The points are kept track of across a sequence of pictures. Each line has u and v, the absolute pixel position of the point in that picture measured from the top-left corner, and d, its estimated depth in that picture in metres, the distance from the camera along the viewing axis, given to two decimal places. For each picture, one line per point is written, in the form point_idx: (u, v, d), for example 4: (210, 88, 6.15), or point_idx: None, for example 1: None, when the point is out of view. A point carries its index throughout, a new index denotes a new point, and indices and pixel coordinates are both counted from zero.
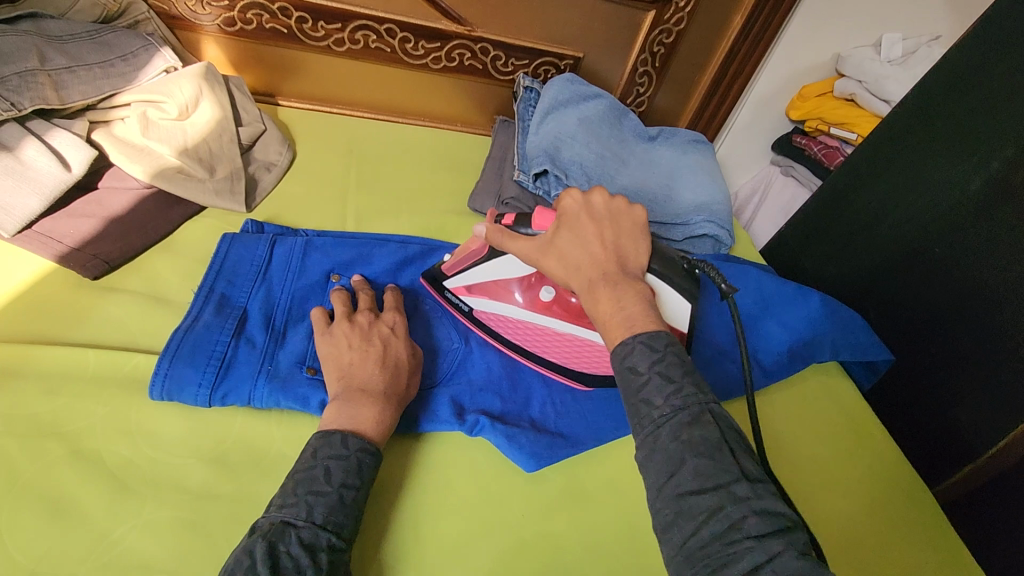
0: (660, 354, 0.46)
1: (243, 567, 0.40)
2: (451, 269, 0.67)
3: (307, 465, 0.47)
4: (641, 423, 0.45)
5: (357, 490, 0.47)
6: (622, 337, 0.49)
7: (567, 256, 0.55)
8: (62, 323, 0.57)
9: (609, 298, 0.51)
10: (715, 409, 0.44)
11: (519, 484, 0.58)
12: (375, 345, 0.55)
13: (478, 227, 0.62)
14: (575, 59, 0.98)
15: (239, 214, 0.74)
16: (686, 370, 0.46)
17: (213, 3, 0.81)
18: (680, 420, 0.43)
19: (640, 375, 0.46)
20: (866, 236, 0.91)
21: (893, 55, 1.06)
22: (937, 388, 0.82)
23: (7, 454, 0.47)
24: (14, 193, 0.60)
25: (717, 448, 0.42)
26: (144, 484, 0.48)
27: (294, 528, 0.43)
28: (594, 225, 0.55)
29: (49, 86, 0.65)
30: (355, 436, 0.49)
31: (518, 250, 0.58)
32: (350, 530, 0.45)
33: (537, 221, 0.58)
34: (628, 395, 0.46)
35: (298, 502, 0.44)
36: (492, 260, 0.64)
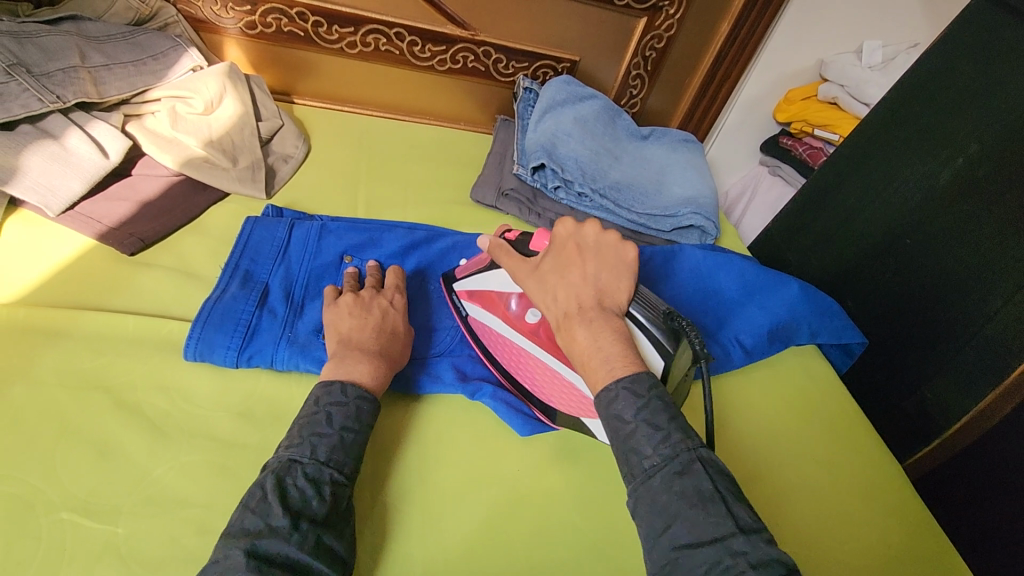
0: (644, 400, 0.50)
1: (256, 497, 0.46)
2: (461, 275, 0.70)
3: (311, 411, 0.52)
4: (633, 473, 0.49)
5: (356, 432, 0.53)
6: (605, 383, 0.52)
7: (550, 285, 0.58)
8: (104, 293, 0.63)
9: (584, 333, 0.54)
10: (703, 455, 0.48)
11: (515, 444, 0.64)
12: (374, 314, 0.61)
13: (483, 238, 0.67)
14: (572, 62, 1.04)
15: (258, 200, 0.80)
16: (670, 415, 0.50)
17: (236, 8, 0.88)
18: (670, 469, 0.47)
19: (626, 424, 0.50)
20: (843, 229, 0.97)
21: (873, 61, 1.13)
22: (909, 370, 0.87)
23: (60, 402, 0.53)
24: (60, 177, 0.67)
25: (708, 498, 0.45)
26: (181, 432, 0.54)
27: (300, 464, 0.49)
28: (578, 256, 0.58)
29: (89, 81, 0.71)
30: (353, 385, 0.54)
31: (508, 265, 0.63)
32: (351, 467, 0.51)
33: (535, 242, 0.63)
34: (618, 443, 0.51)
35: (302, 443, 0.50)
36: (493, 269, 0.67)
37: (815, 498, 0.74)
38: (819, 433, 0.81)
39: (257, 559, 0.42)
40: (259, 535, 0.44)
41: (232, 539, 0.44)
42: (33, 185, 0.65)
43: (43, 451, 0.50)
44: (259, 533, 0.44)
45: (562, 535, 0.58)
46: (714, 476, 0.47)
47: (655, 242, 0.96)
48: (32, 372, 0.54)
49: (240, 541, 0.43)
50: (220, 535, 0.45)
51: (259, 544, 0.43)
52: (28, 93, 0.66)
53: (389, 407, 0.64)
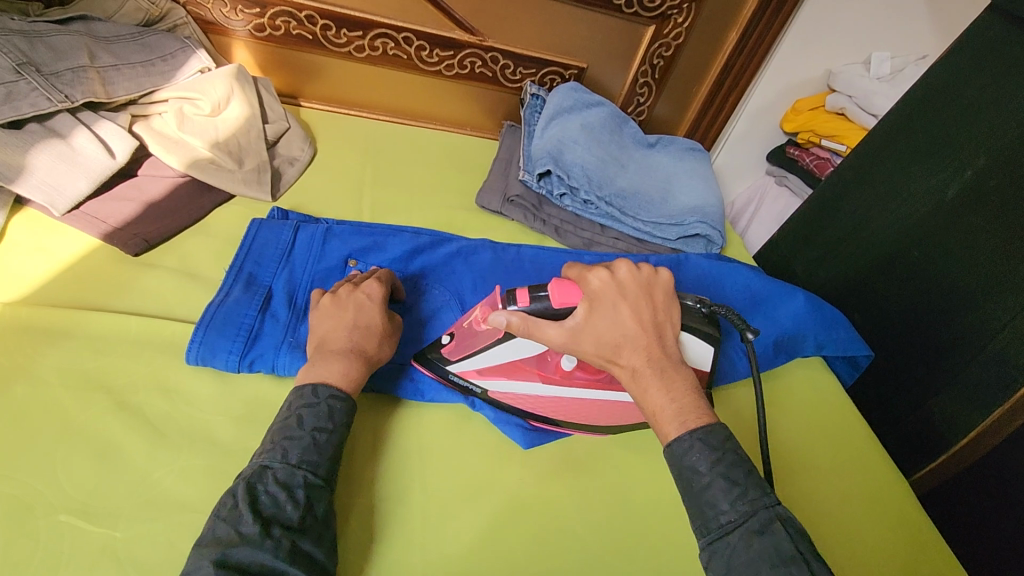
0: (720, 453, 0.50)
1: (227, 506, 0.46)
2: (454, 356, 0.62)
3: (283, 416, 0.52)
4: (707, 526, 0.48)
5: (331, 431, 0.52)
6: (677, 433, 0.52)
7: (606, 339, 0.55)
8: (108, 294, 0.62)
9: (657, 386, 0.53)
10: (783, 514, 0.47)
11: (516, 454, 0.63)
12: (348, 312, 0.59)
13: (495, 318, 0.56)
14: (579, 69, 1.04)
15: (263, 203, 0.80)
16: (746, 471, 0.49)
17: (245, 10, 0.88)
18: (748, 526, 0.47)
19: (702, 477, 0.49)
20: (850, 241, 0.96)
21: (881, 72, 1.13)
22: (915, 385, 0.86)
23: (61, 402, 0.53)
24: (66, 176, 0.67)
25: (788, 558, 0.44)
26: (181, 434, 0.53)
27: (270, 469, 0.48)
28: (630, 303, 0.55)
29: (97, 81, 0.71)
30: (324, 386, 0.54)
31: (546, 338, 0.56)
32: (326, 468, 0.51)
33: (559, 298, 0.56)
34: (691, 495, 0.50)
35: (274, 447, 0.50)
36: (508, 342, 0.59)
37: (824, 510, 0.73)
38: (822, 444, 0.81)
39: (228, 568, 0.42)
40: (230, 544, 0.43)
41: (203, 549, 0.43)
42: (39, 184, 0.65)
43: (43, 451, 0.50)
44: (230, 542, 0.44)
45: (563, 546, 0.57)
46: (794, 536, 0.46)
47: (660, 251, 0.95)
48: (33, 371, 0.54)
49: (211, 550, 0.43)
50: (194, 545, 0.45)
51: (229, 553, 0.43)
52: (37, 92, 0.66)
53: (391, 411, 0.64)
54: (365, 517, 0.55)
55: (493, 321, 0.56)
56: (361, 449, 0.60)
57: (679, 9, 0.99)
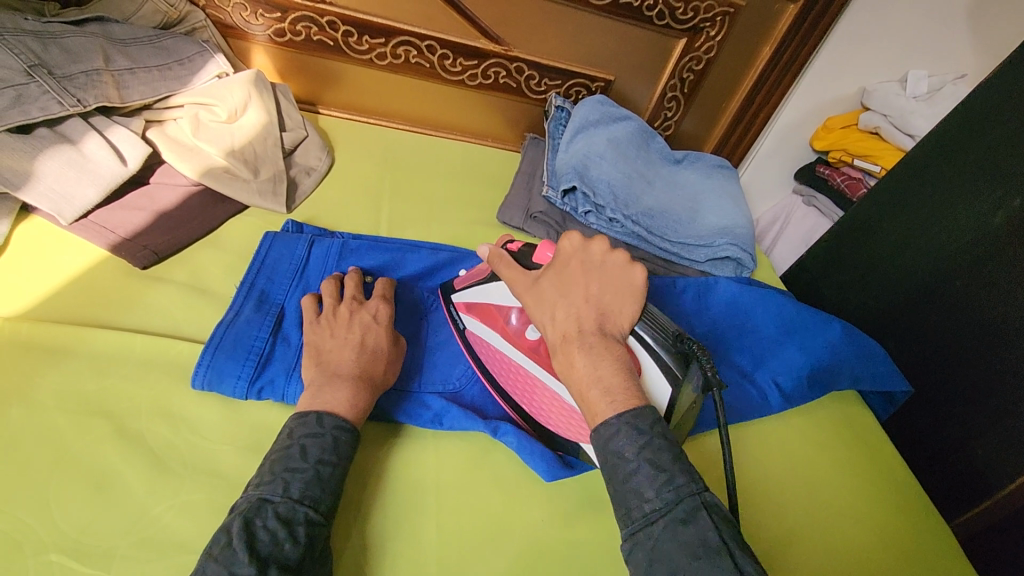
0: (647, 438, 0.46)
1: (220, 544, 0.41)
2: (460, 285, 0.67)
3: (284, 445, 0.47)
4: (630, 516, 0.45)
5: (335, 465, 0.48)
6: (605, 416, 0.48)
7: (548, 303, 0.55)
8: (113, 309, 0.59)
9: (582, 358, 0.50)
10: (709, 501, 0.44)
11: (540, 492, 0.59)
12: (353, 332, 0.56)
13: (483, 247, 0.62)
14: (606, 82, 1.01)
15: (277, 214, 0.76)
16: (674, 456, 0.46)
17: (265, 15, 0.85)
18: (673, 515, 0.43)
19: (627, 463, 0.46)
20: (885, 267, 0.92)
21: (919, 91, 1.07)
22: (960, 423, 0.81)
23: (58, 428, 0.49)
24: (74, 183, 0.64)
25: (713, 549, 0.41)
26: (184, 466, 0.50)
27: (270, 503, 0.44)
28: (582, 276, 0.55)
29: (111, 85, 0.69)
30: (330, 415, 0.49)
31: (509, 278, 0.59)
32: (328, 505, 0.46)
33: (537, 254, 0.60)
34: (616, 482, 0.47)
35: (274, 479, 0.45)
36: (492, 283, 0.63)
37: (862, 559, 0.68)
38: (859, 485, 0.76)
39: None
40: None
41: None
42: (47, 192, 0.63)
43: (36, 482, 0.46)
44: None
45: None
46: (721, 525, 0.43)
47: (687, 273, 0.91)
48: (31, 394, 0.51)
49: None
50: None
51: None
52: (48, 96, 0.63)
53: (405, 441, 0.60)
54: (378, 562, 0.51)
55: (482, 252, 0.63)
56: (374, 483, 0.56)
57: (712, 22, 0.95)
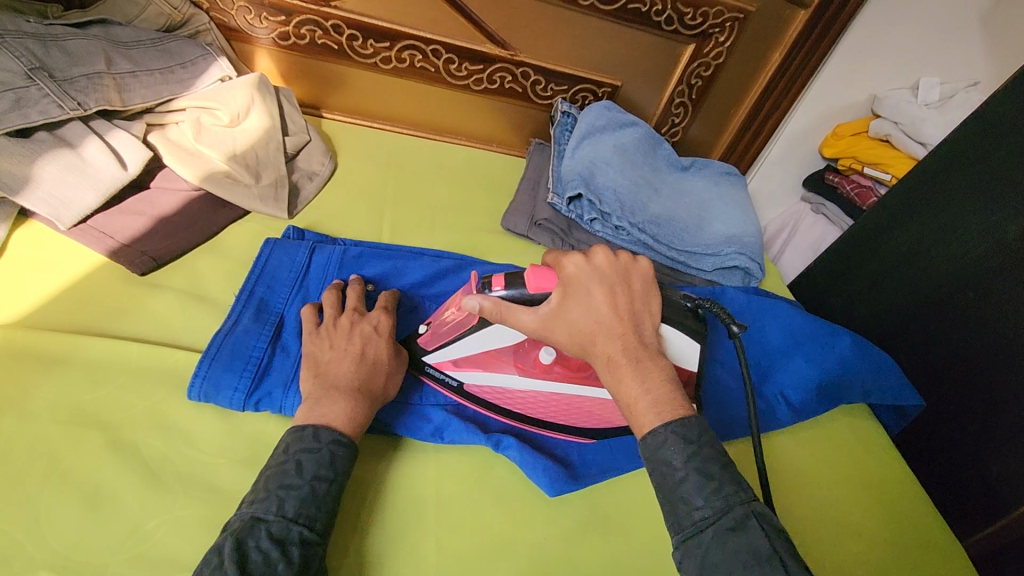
0: (694, 448, 0.47)
1: (210, 565, 0.40)
2: (432, 346, 0.61)
3: (278, 460, 0.46)
4: (680, 524, 0.45)
5: (331, 481, 0.47)
6: (651, 425, 0.48)
7: (579, 325, 0.52)
8: (111, 317, 0.59)
9: (632, 375, 0.50)
10: (758, 509, 0.44)
11: (542, 507, 0.58)
12: (355, 343, 0.55)
13: (467, 301, 0.55)
14: (613, 87, 1.00)
15: (279, 220, 0.76)
16: (722, 465, 0.46)
17: (270, 18, 0.84)
18: (722, 524, 0.44)
19: (676, 472, 0.46)
20: (897, 277, 0.90)
21: (930, 98, 1.06)
22: (972, 438, 0.80)
23: (51, 439, 0.48)
24: (74, 188, 0.63)
25: (764, 557, 0.41)
26: (178, 479, 0.49)
27: (264, 522, 0.43)
28: (606, 291, 0.53)
29: (113, 88, 0.68)
30: (326, 429, 0.48)
31: (523, 323, 0.54)
32: (324, 522, 0.45)
33: (534, 285, 0.53)
34: (665, 491, 0.47)
35: (268, 497, 0.44)
36: (485, 329, 0.58)
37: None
38: (869, 501, 0.74)
39: None
40: None
41: None
42: (47, 197, 0.62)
43: (27, 495, 0.45)
44: None
45: None
46: (770, 534, 0.43)
47: (694, 282, 0.90)
48: (25, 404, 0.50)
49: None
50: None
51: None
52: (48, 99, 0.62)
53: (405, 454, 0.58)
54: None
55: (466, 306, 0.56)
56: (373, 497, 0.55)
57: (721, 28, 0.94)
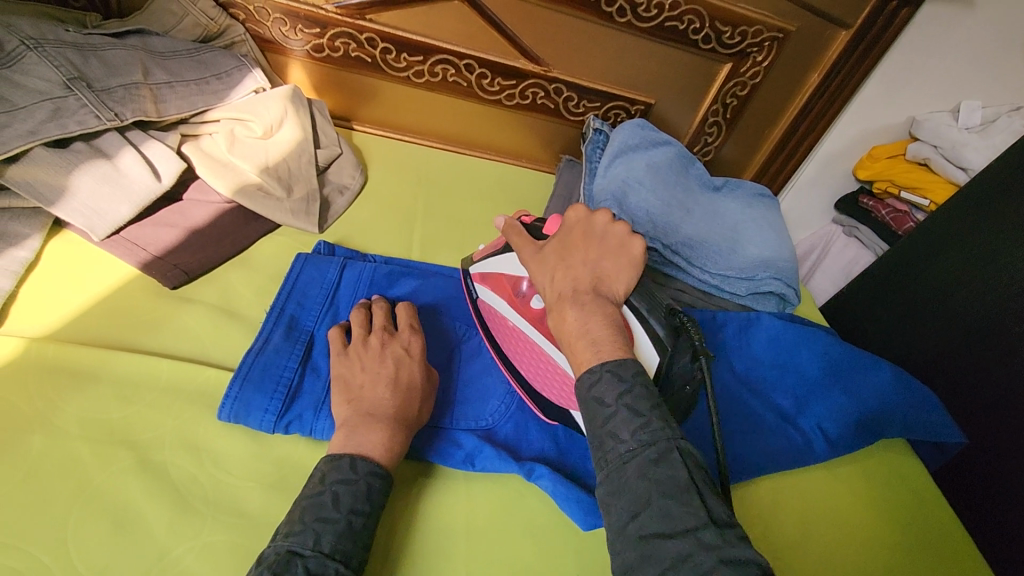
0: (629, 385, 0.45)
1: None
2: (479, 257, 0.68)
3: (315, 491, 0.45)
4: (606, 459, 0.43)
5: (368, 515, 0.45)
6: (589, 364, 0.48)
7: (545, 264, 0.56)
8: (141, 330, 0.58)
9: (574, 313, 0.51)
10: (684, 446, 0.41)
11: (574, 542, 0.56)
12: (387, 364, 0.54)
13: (496, 219, 0.64)
14: (646, 105, 0.98)
15: (309, 234, 0.75)
16: (654, 404, 0.44)
17: (305, 30, 0.84)
18: (645, 455, 0.41)
19: (606, 407, 0.45)
20: (938, 309, 0.87)
21: (972, 122, 1.02)
22: (1017, 481, 0.76)
23: (79, 457, 0.47)
24: (109, 199, 0.62)
25: (683, 487, 0.39)
26: (206, 503, 0.47)
27: (300, 558, 0.41)
28: (583, 241, 0.56)
29: (150, 99, 0.68)
30: (364, 460, 0.47)
31: (517, 246, 0.60)
32: (359, 559, 0.43)
33: (546, 226, 0.61)
34: (595, 428, 0.45)
35: (304, 530, 0.42)
36: (506, 252, 0.64)
37: None
38: (912, 545, 0.71)
39: None
40: None
41: None
42: (80, 206, 0.61)
43: (53, 517, 0.44)
44: None
45: None
46: (692, 468, 0.41)
47: (728, 306, 0.87)
48: (53, 420, 0.49)
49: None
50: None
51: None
52: (86, 109, 0.62)
53: (434, 484, 0.56)
54: None
55: (496, 222, 0.65)
56: (400, 528, 0.53)
57: (759, 47, 0.92)
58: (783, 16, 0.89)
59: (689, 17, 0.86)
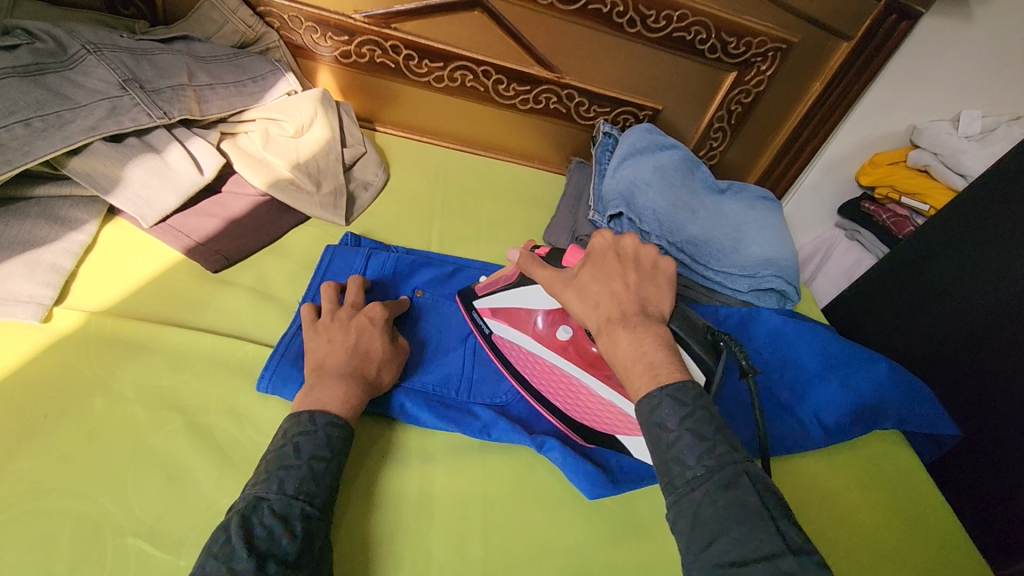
0: (690, 409, 0.48)
1: (219, 542, 0.43)
2: (483, 290, 0.69)
3: (278, 444, 0.50)
4: (674, 484, 0.46)
5: (328, 459, 0.50)
6: (646, 386, 0.50)
7: (586, 291, 0.57)
8: (186, 309, 0.63)
9: (626, 337, 0.53)
10: (750, 469, 0.45)
11: (581, 510, 0.60)
12: (351, 333, 0.58)
13: (512, 252, 0.64)
14: (654, 111, 1.03)
15: (336, 226, 0.80)
16: (716, 427, 0.47)
17: (334, 38, 0.90)
18: (715, 481, 0.44)
19: (669, 433, 0.47)
20: (933, 310, 0.90)
21: (971, 131, 1.05)
22: (1007, 471, 0.79)
23: (135, 418, 0.53)
24: (157, 190, 0.68)
25: (755, 511, 0.42)
26: (248, 462, 0.53)
27: (266, 501, 0.46)
28: (619, 266, 0.58)
29: (194, 99, 0.73)
30: (321, 412, 0.52)
31: (545, 278, 0.60)
32: (323, 499, 0.48)
33: (568, 258, 0.62)
34: (659, 453, 0.48)
35: (269, 477, 0.48)
36: (521, 286, 0.66)
37: None
38: (901, 526, 0.74)
39: None
40: None
41: None
42: (132, 196, 0.67)
43: (113, 469, 0.49)
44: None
45: None
46: (763, 492, 0.43)
47: (730, 302, 0.91)
48: (111, 385, 0.54)
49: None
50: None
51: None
52: (139, 108, 0.68)
53: (452, 457, 0.61)
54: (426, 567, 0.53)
55: (509, 256, 0.64)
56: (422, 493, 0.57)
57: (763, 57, 0.97)
58: (785, 28, 0.94)
59: (696, 28, 0.91)
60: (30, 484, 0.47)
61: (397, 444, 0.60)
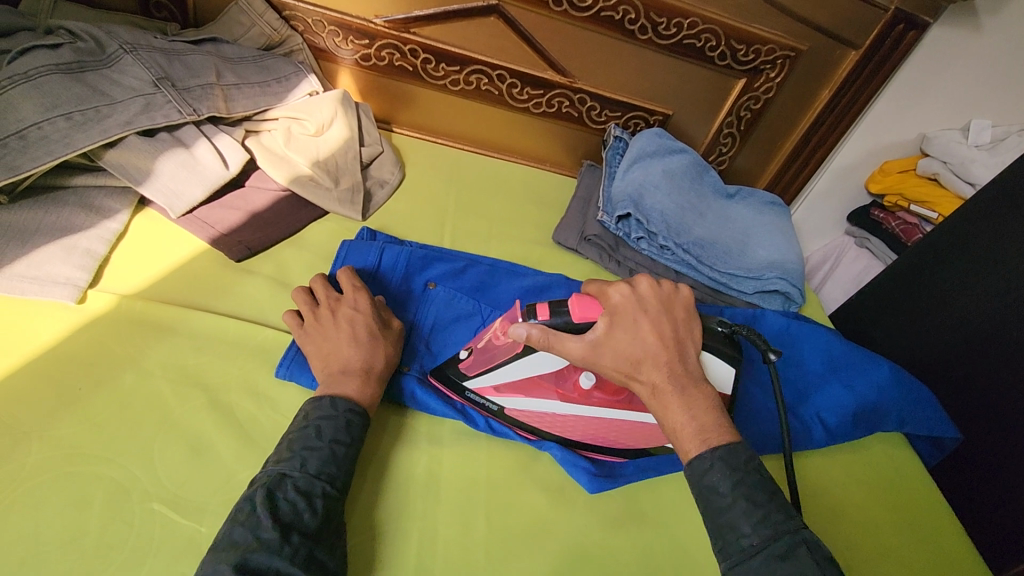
0: (741, 474, 0.49)
1: (244, 511, 0.46)
2: (473, 371, 0.63)
3: (301, 425, 0.53)
4: (727, 550, 0.48)
5: (348, 445, 0.53)
6: (698, 450, 0.51)
7: (625, 353, 0.55)
8: (211, 295, 0.67)
9: (678, 403, 0.53)
10: (807, 539, 0.47)
11: (583, 496, 0.62)
12: (343, 328, 0.60)
13: (514, 330, 0.56)
14: (664, 116, 1.05)
15: (353, 221, 0.83)
16: (770, 494, 0.49)
17: (355, 41, 0.93)
18: (771, 551, 0.46)
19: (724, 497, 0.49)
20: (937, 315, 0.90)
21: (981, 140, 1.06)
22: (1009, 477, 0.79)
23: (163, 395, 0.56)
24: (186, 183, 0.72)
25: None
26: (266, 438, 0.56)
27: (291, 478, 0.49)
28: (649, 318, 0.56)
29: (221, 98, 0.77)
30: (343, 399, 0.54)
31: (572, 348, 0.56)
32: (342, 480, 0.51)
33: (578, 314, 0.55)
34: (712, 516, 0.50)
35: (293, 456, 0.50)
36: (530, 356, 0.60)
37: None
38: (904, 526, 0.75)
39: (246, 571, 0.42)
40: (249, 549, 0.43)
41: (219, 553, 0.43)
42: (163, 188, 0.70)
43: (142, 440, 0.53)
44: (248, 546, 0.44)
45: None
46: (820, 563, 0.45)
47: (735, 303, 0.93)
48: (141, 363, 0.58)
49: (229, 554, 0.43)
50: (210, 549, 0.44)
51: (249, 557, 0.43)
52: (170, 105, 0.71)
53: (459, 444, 0.63)
54: (434, 547, 0.55)
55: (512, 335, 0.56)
56: (430, 476, 0.60)
57: (772, 64, 0.99)
58: (795, 36, 0.96)
59: (706, 35, 0.93)
60: (68, 451, 0.51)
61: (405, 430, 0.63)
